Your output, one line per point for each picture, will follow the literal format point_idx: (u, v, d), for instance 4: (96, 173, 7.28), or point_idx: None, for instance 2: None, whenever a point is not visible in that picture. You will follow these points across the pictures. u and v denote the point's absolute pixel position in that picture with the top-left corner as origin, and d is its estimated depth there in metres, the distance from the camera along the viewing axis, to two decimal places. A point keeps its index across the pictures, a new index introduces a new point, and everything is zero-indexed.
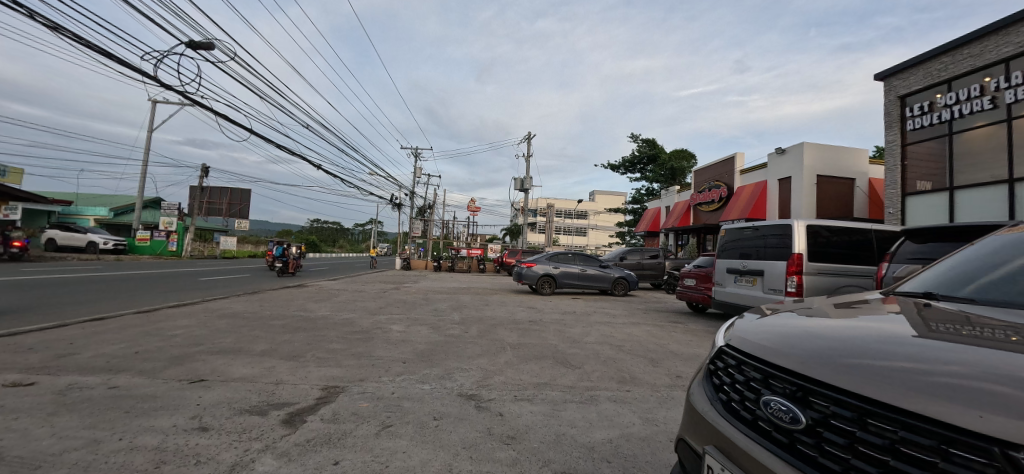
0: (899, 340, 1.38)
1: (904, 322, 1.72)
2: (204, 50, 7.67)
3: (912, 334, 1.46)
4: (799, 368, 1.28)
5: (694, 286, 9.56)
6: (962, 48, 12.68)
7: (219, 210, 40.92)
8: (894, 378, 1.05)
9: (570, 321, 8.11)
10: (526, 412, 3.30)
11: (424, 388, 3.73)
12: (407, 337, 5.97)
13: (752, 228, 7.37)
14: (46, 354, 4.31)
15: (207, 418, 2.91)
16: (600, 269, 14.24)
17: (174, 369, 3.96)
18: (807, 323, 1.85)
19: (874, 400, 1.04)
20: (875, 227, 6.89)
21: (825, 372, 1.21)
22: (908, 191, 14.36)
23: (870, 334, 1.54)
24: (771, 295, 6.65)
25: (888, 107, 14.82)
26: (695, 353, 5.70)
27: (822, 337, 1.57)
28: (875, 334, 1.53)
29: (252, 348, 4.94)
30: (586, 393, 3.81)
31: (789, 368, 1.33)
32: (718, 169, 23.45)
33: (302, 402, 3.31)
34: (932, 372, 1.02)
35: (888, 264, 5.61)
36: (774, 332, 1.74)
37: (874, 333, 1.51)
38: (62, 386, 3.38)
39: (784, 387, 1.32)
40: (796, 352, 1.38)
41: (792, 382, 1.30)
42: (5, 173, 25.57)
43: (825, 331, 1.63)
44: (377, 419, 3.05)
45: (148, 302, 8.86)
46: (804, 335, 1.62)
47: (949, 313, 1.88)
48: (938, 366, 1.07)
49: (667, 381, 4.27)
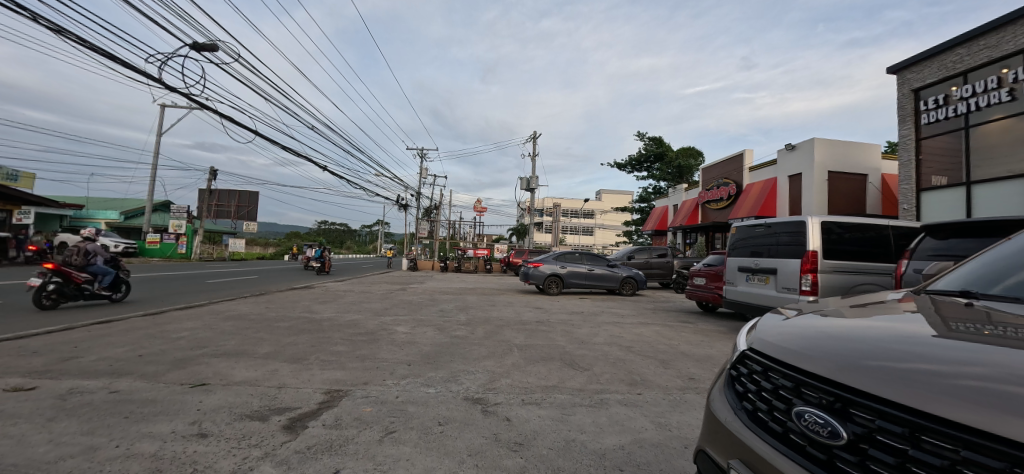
0: (919, 342, 1.27)
1: (925, 322, 1.62)
2: (208, 51, 7.70)
3: (934, 334, 1.37)
4: (835, 377, 1.15)
5: (704, 285, 9.38)
6: (978, 39, 12.32)
7: (227, 213, 41.36)
8: (934, 386, 0.93)
9: (577, 321, 7.98)
10: (534, 416, 3.19)
11: (429, 391, 3.63)
12: (413, 339, 5.89)
13: (763, 225, 7.17)
14: (49, 358, 4.31)
15: (207, 424, 2.85)
16: (607, 269, 14.07)
17: (176, 373, 3.92)
18: (827, 324, 1.73)
19: (922, 412, 0.90)
20: (893, 223, 6.66)
21: (865, 380, 1.08)
22: (923, 187, 13.98)
23: (889, 334, 1.44)
24: (785, 293, 6.46)
25: (901, 101, 14.43)
26: (708, 354, 5.54)
27: (843, 339, 1.46)
28: (894, 334, 1.43)
29: (256, 350, 4.89)
30: (595, 396, 3.69)
31: (822, 376, 1.20)
32: (726, 166, 23.12)
33: (304, 406, 3.24)
34: (973, 376, 0.91)
35: (907, 261, 5.38)
36: (792, 335, 1.63)
37: (890, 332, 1.42)
38: (63, 391, 3.35)
39: (818, 397, 1.19)
40: (827, 358, 1.25)
41: (826, 391, 1.17)
42: (18, 178, 26.06)
43: (848, 334, 1.51)
44: (381, 424, 2.96)
45: (156, 304, 8.93)
46: (826, 338, 1.51)
47: (972, 312, 1.76)
48: (962, 367, 0.99)
49: (679, 384, 4.13)
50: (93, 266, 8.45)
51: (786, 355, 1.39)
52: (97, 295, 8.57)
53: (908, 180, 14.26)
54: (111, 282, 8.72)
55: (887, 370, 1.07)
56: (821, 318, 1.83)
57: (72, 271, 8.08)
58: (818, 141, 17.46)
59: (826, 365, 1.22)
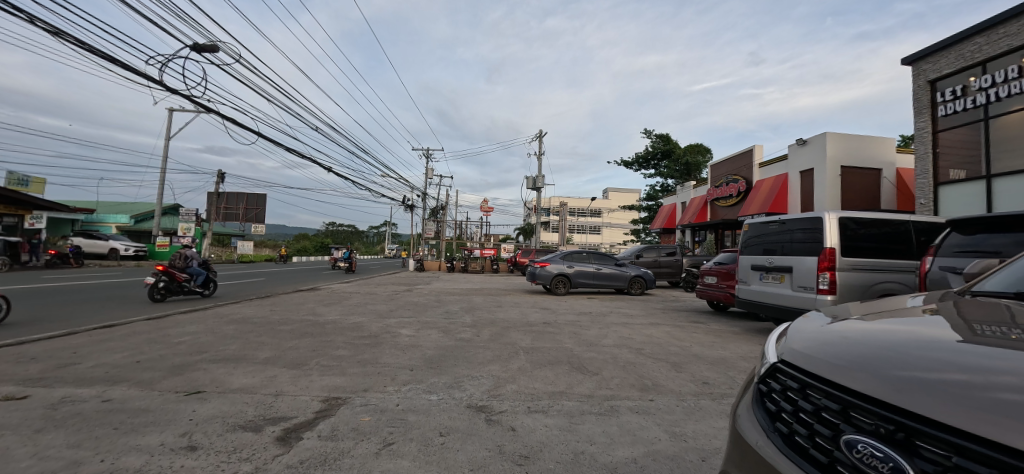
0: (948, 348, 1.15)
1: (948, 325, 1.49)
2: (210, 53, 7.71)
3: (959, 340, 1.25)
4: (896, 401, 0.95)
5: (715, 284, 9.12)
6: (997, 27, 11.86)
7: (236, 215, 41.78)
8: (965, 399, 0.85)
9: (585, 322, 7.78)
10: (540, 426, 3.03)
11: (431, 399, 3.48)
12: (416, 342, 5.75)
13: (777, 222, 6.91)
14: (47, 365, 4.27)
15: (197, 435, 2.74)
16: (615, 268, 13.84)
17: (172, 380, 3.84)
18: (854, 328, 1.57)
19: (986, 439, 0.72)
20: (914, 218, 6.37)
21: (934, 402, 0.88)
22: (941, 181, 13.51)
23: (911, 341, 1.31)
24: (802, 293, 6.21)
25: (916, 93, 13.94)
26: (722, 356, 5.32)
27: (867, 346, 1.31)
28: (917, 341, 1.31)
29: (256, 355, 4.80)
30: (605, 403, 3.51)
31: (877, 397, 1.00)
32: (735, 162, 22.69)
33: (300, 416, 3.11)
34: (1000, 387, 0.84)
35: (931, 258, 5.09)
36: (816, 342, 1.47)
37: (914, 340, 1.30)
38: (55, 401, 3.28)
39: (873, 424, 0.97)
40: (877, 377, 1.06)
41: (885, 418, 0.96)
42: (29, 184, 26.56)
43: (878, 341, 1.35)
44: (379, 435, 2.81)
45: (162, 308, 8.94)
46: (860, 347, 1.33)
47: (1000, 312, 1.63)
48: (992, 376, 0.91)
49: (693, 390, 3.92)
50: (190, 267, 10.43)
51: (831, 370, 1.20)
52: (192, 291, 10.45)
53: (924, 174, 13.75)
54: (203, 280, 10.64)
55: (951, 392, 0.89)
56: (843, 323, 1.67)
57: (177, 270, 10.06)
58: (830, 136, 17.03)
59: (890, 384, 1.01)
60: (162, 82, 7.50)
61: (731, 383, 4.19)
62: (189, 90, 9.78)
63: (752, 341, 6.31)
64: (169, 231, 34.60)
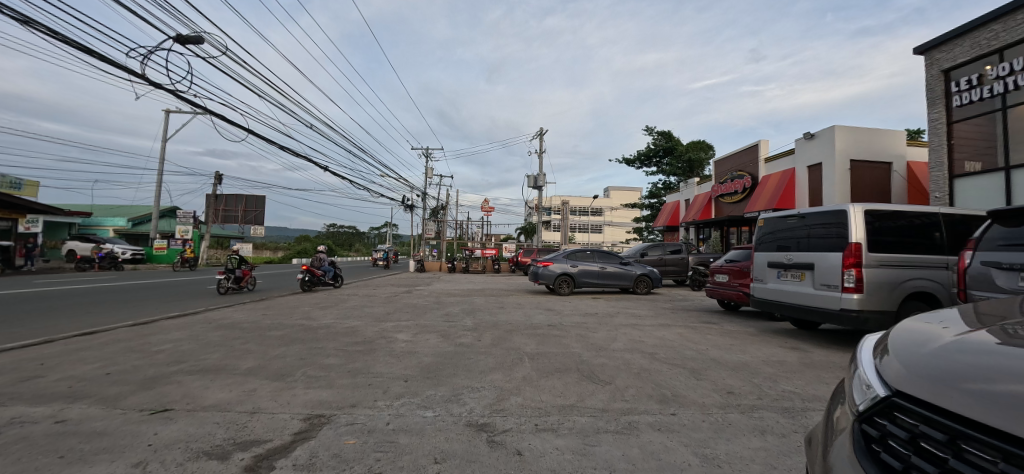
0: None
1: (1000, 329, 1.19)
2: (193, 45, 7.52)
3: None
4: None
5: (726, 282, 8.74)
6: (1013, 14, 11.40)
7: (234, 217, 41.48)
8: None
9: (592, 324, 7.39)
10: (550, 449, 2.62)
11: (425, 415, 3.10)
12: (413, 348, 5.36)
13: (797, 216, 6.53)
14: (7, 379, 3.93)
15: (153, 465, 2.37)
16: (620, 267, 13.44)
17: (140, 396, 3.48)
18: (950, 339, 1.17)
19: None
20: (943, 210, 5.97)
21: None
22: (956, 173, 13.03)
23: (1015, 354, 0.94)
24: (823, 291, 5.81)
25: (930, 83, 13.47)
26: (743, 361, 4.90)
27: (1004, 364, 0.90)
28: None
29: (237, 365, 4.43)
30: (622, 418, 3.12)
31: None
32: (740, 158, 22.27)
33: (275, 439, 2.73)
34: None
35: (971, 252, 4.67)
36: (925, 368, 1.07)
37: None
38: (3, 422, 2.93)
39: None
40: None
41: None
42: (22, 187, 26.31)
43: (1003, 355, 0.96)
44: (363, 463, 2.42)
45: (152, 312, 8.63)
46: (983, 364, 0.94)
47: None
48: None
49: (719, 402, 3.52)
50: (323, 265, 14.48)
51: (985, 408, 0.79)
52: (327, 283, 14.29)
53: (939, 167, 13.27)
54: (332, 274, 14.63)
55: None
56: (923, 328, 1.31)
57: (315, 267, 14.20)
58: (838, 129, 16.60)
59: None
60: (144, 76, 7.29)
61: (759, 393, 3.78)
62: (172, 84, 9.29)
63: (772, 344, 5.90)
64: (167, 234, 34.38)
